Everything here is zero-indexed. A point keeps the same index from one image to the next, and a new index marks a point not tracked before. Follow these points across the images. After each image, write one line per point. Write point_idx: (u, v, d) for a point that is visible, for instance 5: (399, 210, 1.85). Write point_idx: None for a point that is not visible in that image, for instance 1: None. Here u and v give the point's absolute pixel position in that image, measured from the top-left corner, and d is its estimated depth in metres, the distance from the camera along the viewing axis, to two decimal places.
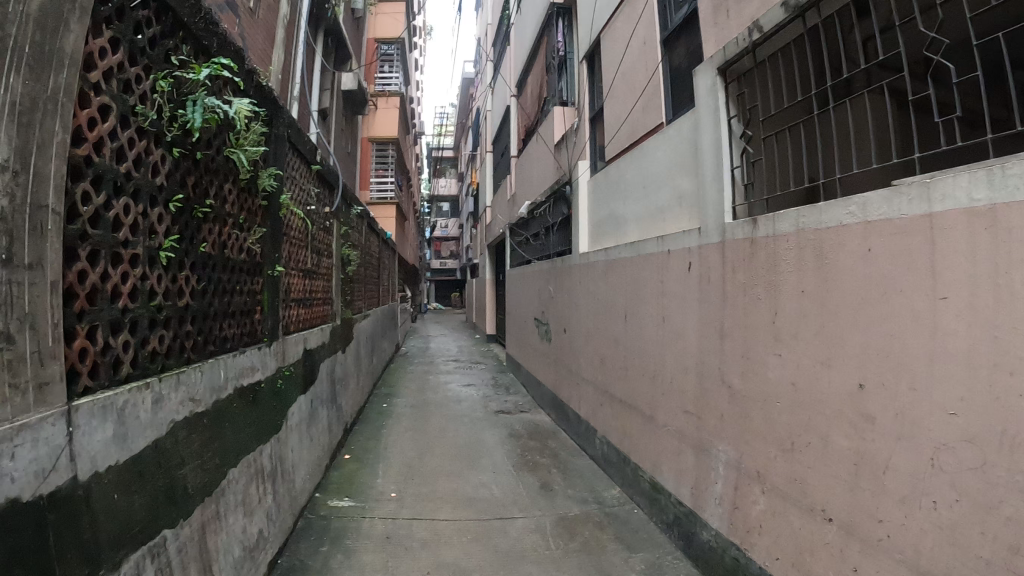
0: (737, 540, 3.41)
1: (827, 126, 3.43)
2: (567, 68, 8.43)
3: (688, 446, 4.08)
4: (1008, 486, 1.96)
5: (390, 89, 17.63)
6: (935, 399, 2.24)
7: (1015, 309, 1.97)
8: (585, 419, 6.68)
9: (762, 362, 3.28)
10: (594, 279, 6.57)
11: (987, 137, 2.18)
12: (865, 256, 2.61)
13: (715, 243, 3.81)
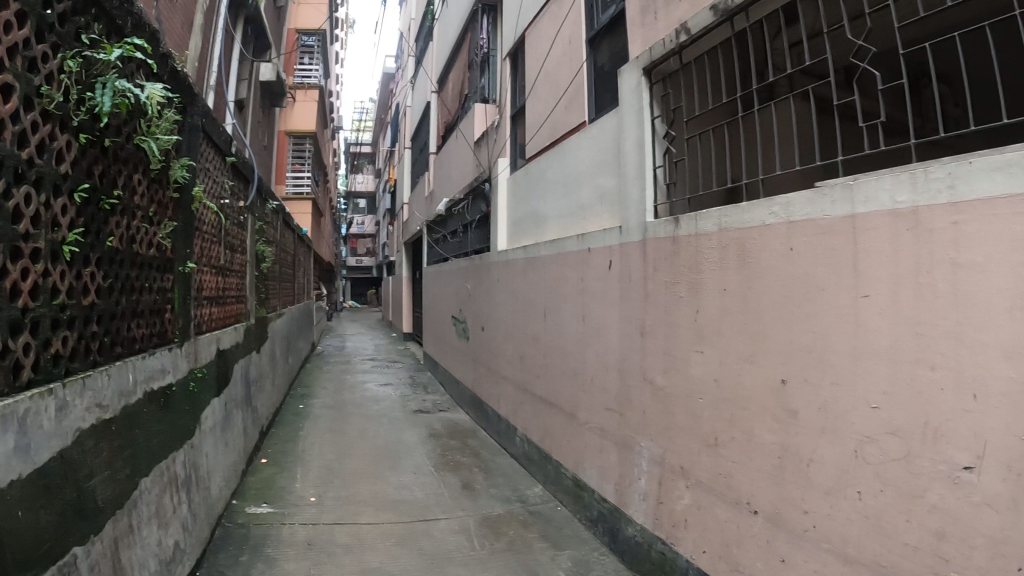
0: (663, 535, 3.46)
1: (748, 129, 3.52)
2: (490, 65, 8.39)
3: (611, 442, 4.12)
4: (932, 475, 2.05)
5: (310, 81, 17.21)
6: (858, 393, 2.32)
7: (937, 306, 2.06)
8: (505, 418, 6.68)
9: (685, 359, 3.34)
10: (513, 277, 6.58)
11: (908, 143, 2.28)
12: (788, 255, 2.68)
13: (636, 242, 3.86)
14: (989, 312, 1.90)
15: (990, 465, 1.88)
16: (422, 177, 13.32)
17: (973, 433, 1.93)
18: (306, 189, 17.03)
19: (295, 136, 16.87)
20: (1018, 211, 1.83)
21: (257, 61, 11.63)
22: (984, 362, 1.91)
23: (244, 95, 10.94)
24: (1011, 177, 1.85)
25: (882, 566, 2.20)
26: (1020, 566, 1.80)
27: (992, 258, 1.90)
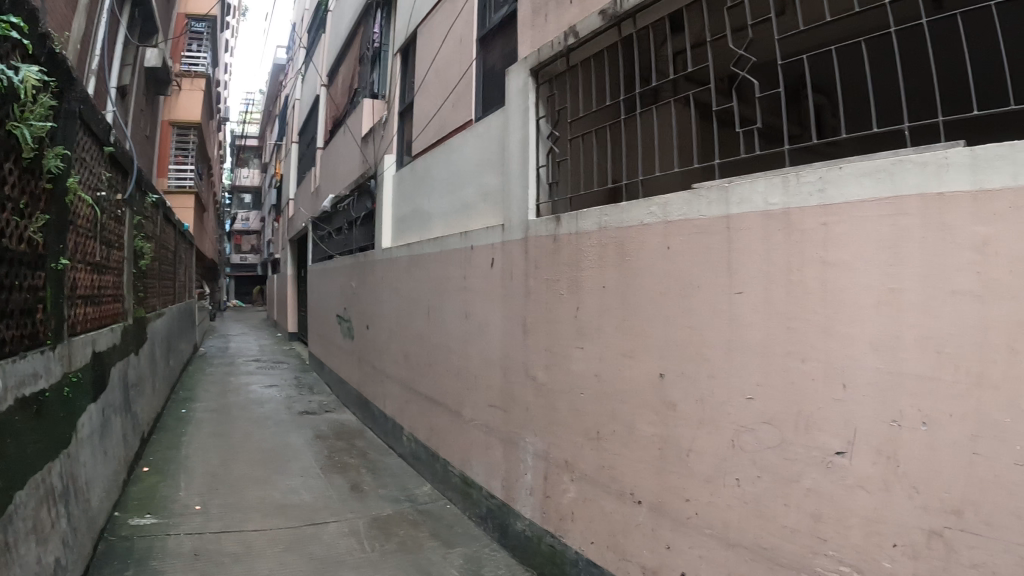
0: (551, 529, 3.50)
1: (631, 131, 3.64)
2: (379, 61, 8.26)
3: (497, 439, 4.14)
4: (806, 461, 2.18)
5: (196, 69, 16.48)
6: (733, 385, 2.44)
7: (808, 302, 2.20)
8: (391, 417, 6.61)
9: (566, 355, 3.41)
10: (398, 275, 6.51)
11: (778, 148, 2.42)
12: (665, 254, 2.79)
13: (518, 240, 3.89)
14: (857, 308, 2.05)
15: (861, 450, 2.03)
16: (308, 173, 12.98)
17: (844, 421, 2.08)
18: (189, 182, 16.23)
19: (180, 126, 16.06)
20: (884, 214, 2.00)
21: (142, 45, 11.00)
22: (852, 354, 2.06)
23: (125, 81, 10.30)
24: (879, 182, 2.01)
25: (763, 548, 2.31)
26: (893, 542, 1.95)
27: (860, 258, 2.05)
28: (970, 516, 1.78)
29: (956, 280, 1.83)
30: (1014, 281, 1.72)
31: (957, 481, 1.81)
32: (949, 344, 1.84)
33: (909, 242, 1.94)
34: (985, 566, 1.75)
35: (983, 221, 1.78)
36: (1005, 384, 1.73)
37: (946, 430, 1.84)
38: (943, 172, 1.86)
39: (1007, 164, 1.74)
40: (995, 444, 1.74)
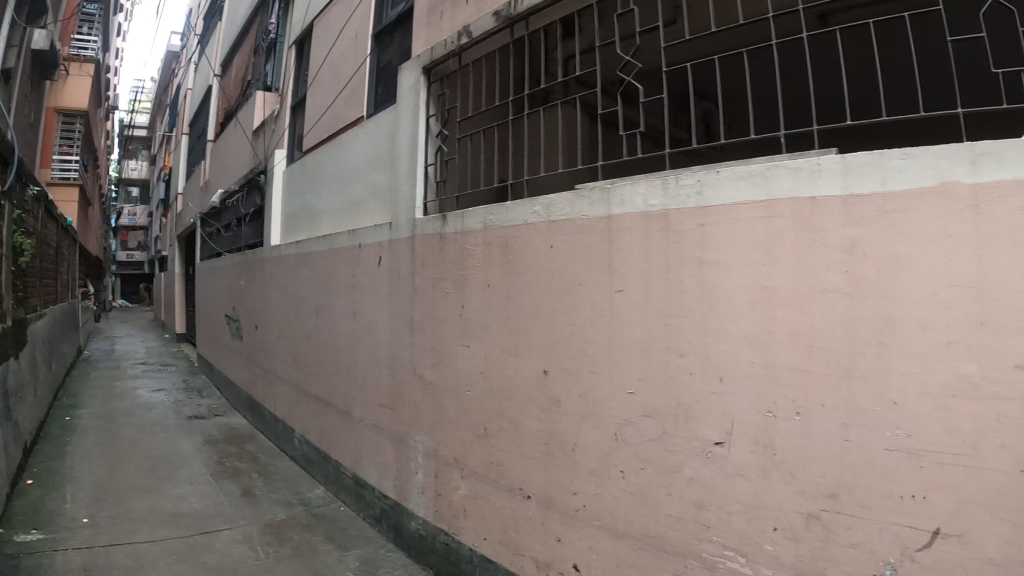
0: (445, 526, 3.49)
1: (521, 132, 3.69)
2: (274, 53, 8.02)
3: (387, 439, 4.10)
4: (688, 452, 2.28)
5: (85, 54, 15.52)
6: (615, 380, 2.53)
7: (685, 299, 2.30)
8: (281, 419, 6.44)
9: (452, 353, 3.42)
10: (286, 274, 6.34)
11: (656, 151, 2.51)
12: (548, 252, 2.84)
13: (405, 238, 3.86)
14: (732, 305, 2.17)
15: (738, 440, 2.15)
16: (197, 167, 12.46)
17: (721, 412, 2.19)
18: (73, 174, 15.24)
19: (66, 114, 15.01)
20: (759, 216, 2.12)
21: (27, 26, 10.25)
22: (729, 349, 2.18)
23: (8, 64, 9.56)
24: (754, 185, 2.13)
25: (648, 537, 2.39)
26: (773, 526, 2.07)
27: (735, 257, 2.17)
28: (845, 499, 1.93)
29: (827, 278, 1.97)
30: (881, 280, 1.88)
31: (831, 467, 1.95)
32: (820, 339, 1.98)
33: (783, 243, 2.06)
34: (862, 545, 1.90)
35: (853, 224, 1.93)
36: (874, 375, 1.89)
37: (819, 418, 1.98)
38: (815, 177, 2.01)
39: (876, 171, 1.91)
40: (866, 431, 1.90)
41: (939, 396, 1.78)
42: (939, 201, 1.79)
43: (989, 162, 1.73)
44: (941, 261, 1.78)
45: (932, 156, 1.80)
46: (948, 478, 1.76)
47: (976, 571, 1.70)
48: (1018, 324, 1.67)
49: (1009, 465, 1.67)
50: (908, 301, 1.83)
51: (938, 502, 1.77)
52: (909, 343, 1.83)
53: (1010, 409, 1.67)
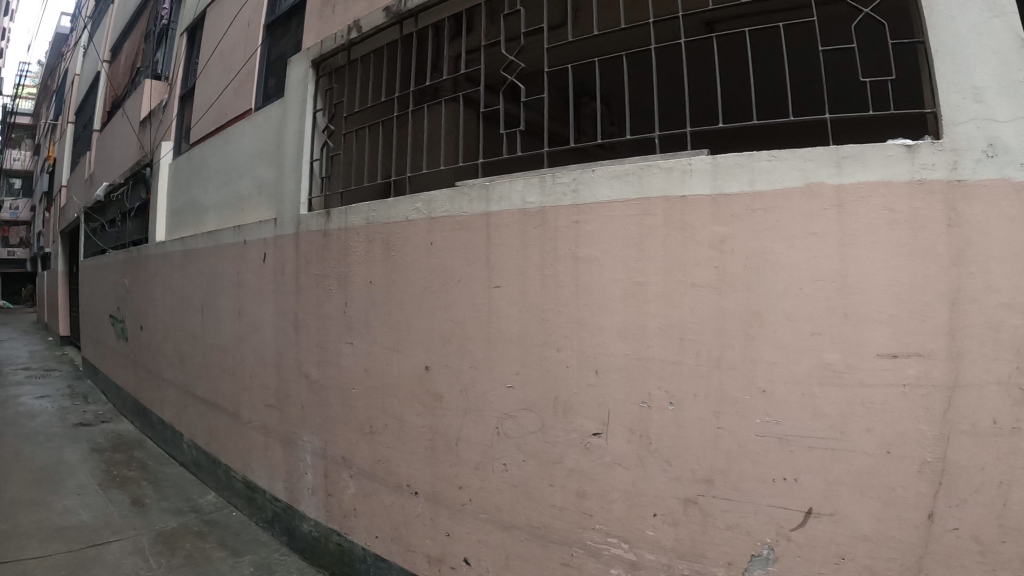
0: (337, 526, 3.39)
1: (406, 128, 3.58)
2: (167, 39, 7.66)
3: (276, 440, 4.00)
4: (566, 443, 2.32)
5: None
6: (494, 374, 2.54)
7: (561, 294, 2.35)
8: (171, 423, 6.16)
9: (336, 350, 3.30)
10: (172, 272, 6.05)
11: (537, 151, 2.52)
12: (428, 249, 2.81)
13: (290, 234, 3.74)
14: (603, 300, 2.24)
15: (614, 431, 2.21)
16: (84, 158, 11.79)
17: (597, 403, 2.25)
18: None
19: None
20: (631, 213, 2.19)
21: None
22: (602, 343, 2.24)
23: None
24: (627, 184, 2.20)
25: (535, 528, 2.41)
26: (653, 512, 2.13)
27: (606, 254, 2.24)
28: (720, 484, 2.02)
29: (696, 274, 2.06)
30: (749, 275, 1.99)
31: (705, 454, 2.05)
32: (691, 332, 2.07)
33: (653, 239, 2.14)
34: (738, 527, 2.00)
35: (722, 222, 2.03)
36: (743, 365, 2.00)
37: (691, 407, 2.07)
38: (687, 177, 2.09)
39: (743, 172, 2.01)
40: (736, 418, 2.00)
41: (806, 383, 1.91)
42: (805, 200, 1.92)
43: (854, 166, 1.89)
44: (806, 257, 1.92)
45: (799, 159, 1.94)
46: (818, 461, 1.90)
47: (849, 546, 1.87)
48: (879, 316, 1.84)
49: (874, 448, 1.85)
50: (774, 296, 1.96)
51: (809, 484, 1.91)
52: (775, 334, 1.95)
53: (875, 395, 1.84)
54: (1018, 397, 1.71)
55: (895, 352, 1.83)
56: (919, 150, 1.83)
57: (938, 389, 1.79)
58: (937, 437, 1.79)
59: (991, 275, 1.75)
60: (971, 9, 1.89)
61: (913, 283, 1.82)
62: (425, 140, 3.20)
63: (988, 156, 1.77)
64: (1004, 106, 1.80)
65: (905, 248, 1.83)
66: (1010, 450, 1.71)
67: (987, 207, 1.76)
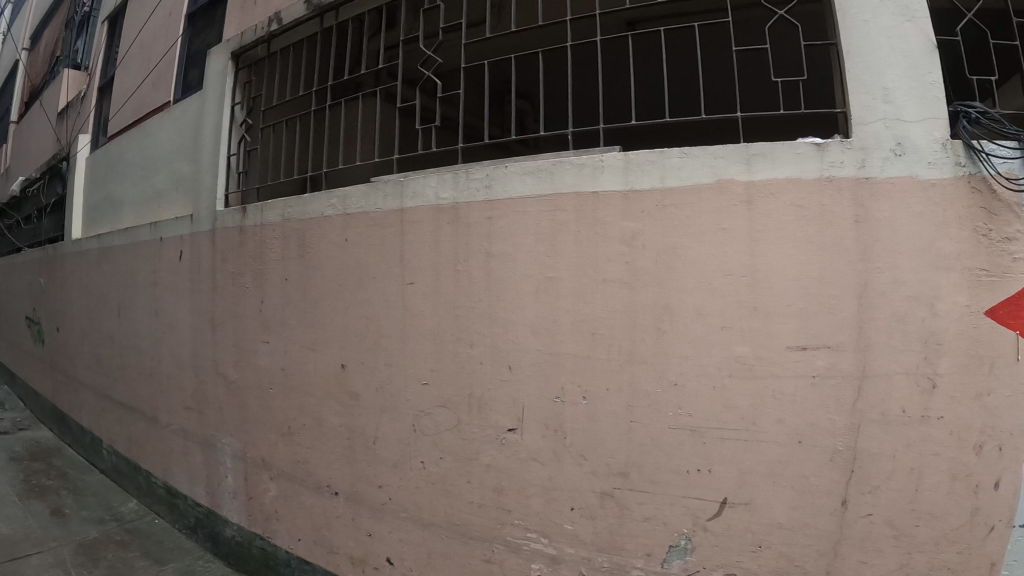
0: (259, 530, 3.30)
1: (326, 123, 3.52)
2: (87, 28, 7.37)
3: (195, 444, 3.87)
4: (481, 440, 2.30)
5: None
6: (409, 371, 2.49)
7: (474, 292, 2.32)
8: (89, 429, 5.90)
9: (253, 350, 3.21)
10: (87, 271, 5.81)
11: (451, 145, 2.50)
12: (343, 245, 2.74)
13: (206, 231, 3.61)
14: (516, 295, 2.23)
15: (529, 426, 2.20)
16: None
17: (511, 399, 2.24)
18: None
19: None
20: (543, 209, 2.19)
21: None
22: (515, 338, 2.23)
23: None
24: (540, 180, 2.20)
25: (454, 525, 2.38)
26: (570, 506, 2.14)
27: (519, 249, 2.22)
28: (635, 477, 2.05)
29: (607, 269, 2.08)
30: (659, 270, 2.01)
31: (620, 447, 2.07)
32: (602, 326, 2.08)
33: (565, 235, 2.14)
34: (655, 518, 2.02)
35: (633, 218, 2.04)
36: (654, 359, 2.02)
37: (603, 402, 2.08)
38: (598, 173, 2.10)
39: (655, 169, 2.03)
40: (649, 412, 2.02)
41: (716, 375, 1.95)
42: (715, 196, 1.96)
43: (763, 162, 1.93)
44: (717, 253, 1.95)
45: (709, 156, 1.97)
46: (730, 452, 1.94)
47: (764, 534, 1.93)
48: (787, 309, 1.90)
49: (786, 438, 1.90)
50: (684, 290, 1.98)
51: (722, 474, 1.95)
52: (685, 328, 1.98)
53: (784, 386, 1.90)
54: (926, 386, 1.84)
55: (803, 344, 1.89)
56: (828, 149, 1.90)
57: (846, 379, 1.87)
58: (847, 426, 1.87)
59: (897, 269, 1.86)
60: (882, 14, 1.99)
61: (820, 278, 1.88)
62: (345, 134, 3.14)
63: (896, 154, 1.89)
64: (912, 106, 1.92)
65: (812, 244, 1.89)
66: (916, 437, 1.84)
67: (894, 203, 1.87)
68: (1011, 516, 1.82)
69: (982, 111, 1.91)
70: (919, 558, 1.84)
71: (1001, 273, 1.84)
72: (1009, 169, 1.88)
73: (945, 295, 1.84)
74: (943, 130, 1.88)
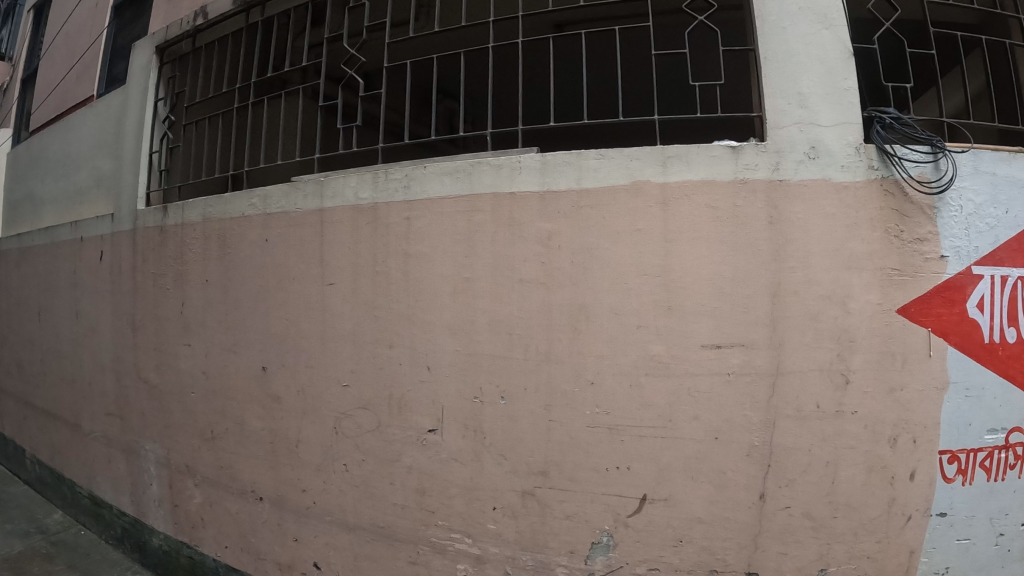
0: (186, 538, 3.20)
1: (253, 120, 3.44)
2: (12, 17, 7.08)
3: (118, 451, 3.75)
4: (403, 441, 2.28)
5: None
6: (330, 373, 2.46)
7: (392, 292, 2.30)
8: (12, 438, 5.64)
9: (174, 353, 3.13)
10: (6, 271, 5.56)
11: (374, 144, 2.47)
12: (264, 246, 2.69)
13: (126, 230, 3.49)
14: (434, 297, 2.22)
15: (449, 426, 2.20)
16: None
17: (431, 400, 2.23)
18: None
19: None
20: (460, 210, 2.18)
21: None
22: (433, 339, 2.22)
23: None
24: (458, 181, 2.19)
25: (379, 527, 2.35)
26: (493, 506, 2.14)
27: (438, 250, 2.21)
28: (555, 475, 2.06)
29: (523, 270, 2.09)
30: (574, 271, 2.03)
31: (539, 446, 2.08)
32: (518, 327, 2.09)
33: (481, 236, 2.15)
34: (577, 516, 2.05)
35: (549, 218, 2.06)
36: (570, 358, 2.04)
37: (521, 402, 2.09)
38: (515, 174, 2.10)
39: (572, 170, 2.05)
40: (566, 410, 2.04)
41: (632, 374, 1.98)
42: (630, 198, 1.99)
43: (678, 164, 1.96)
44: (632, 253, 1.98)
45: (625, 158, 2.00)
46: (648, 448, 1.97)
47: (685, 529, 1.96)
48: (701, 308, 1.94)
49: (702, 434, 1.94)
50: (599, 290, 2.01)
51: (641, 471, 1.98)
52: (601, 328, 2.01)
53: (699, 384, 1.94)
54: (840, 382, 1.91)
55: (717, 343, 1.93)
56: (743, 152, 1.94)
57: (760, 376, 1.92)
58: (762, 422, 1.92)
59: (810, 269, 1.92)
60: (802, 21, 2.05)
61: (734, 277, 1.93)
62: (268, 132, 3.08)
63: (809, 158, 1.95)
64: (826, 111, 1.99)
65: (726, 244, 1.94)
66: (830, 431, 1.91)
67: (807, 205, 1.92)
68: (927, 506, 1.94)
69: (896, 117, 2.00)
70: (839, 548, 1.93)
71: (912, 273, 1.93)
72: (921, 173, 1.98)
73: (856, 294, 1.91)
74: (856, 134, 1.96)
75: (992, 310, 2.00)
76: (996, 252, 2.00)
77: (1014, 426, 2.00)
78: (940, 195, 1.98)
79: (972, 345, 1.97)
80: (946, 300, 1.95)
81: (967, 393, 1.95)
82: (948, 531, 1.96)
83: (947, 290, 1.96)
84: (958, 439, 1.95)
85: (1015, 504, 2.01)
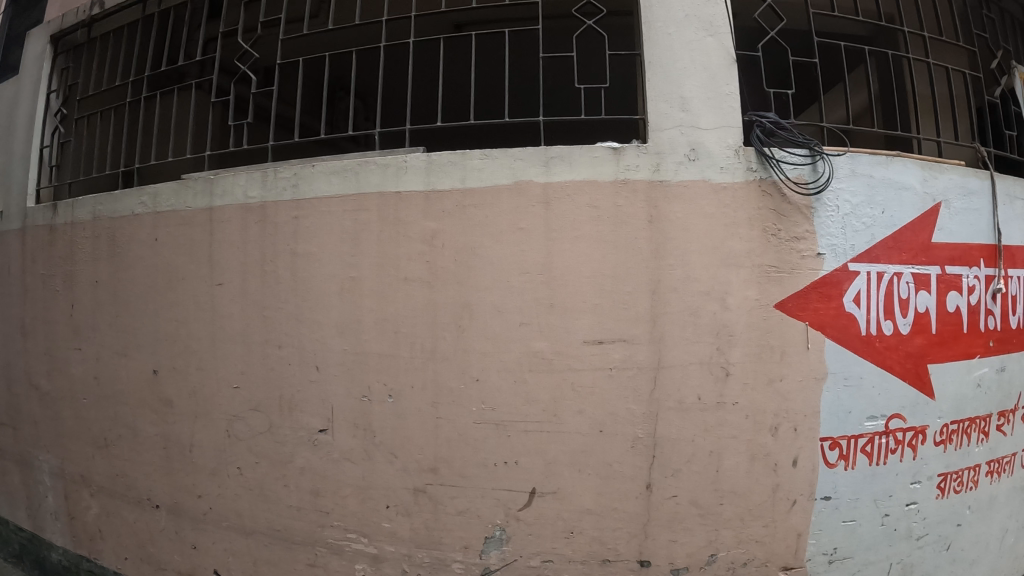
0: (84, 552, 3.07)
1: (149, 116, 3.36)
2: None
3: (11, 463, 3.56)
4: (294, 441, 2.27)
5: None
6: (220, 375, 2.42)
7: (280, 292, 2.29)
8: None
9: (64, 357, 3.02)
10: None
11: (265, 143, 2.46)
12: (153, 245, 2.63)
13: (15, 229, 3.36)
14: (322, 296, 2.22)
15: (340, 426, 2.20)
16: None
17: (320, 400, 2.22)
18: None
19: None
20: (346, 209, 2.19)
21: None
22: (321, 338, 2.22)
23: None
24: (345, 180, 2.20)
25: (276, 531, 2.33)
26: (386, 504, 2.16)
27: (325, 249, 2.21)
28: (445, 471, 2.09)
29: (409, 269, 2.11)
30: (458, 269, 2.07)
31: (428, 443, 2.10)
32: (405, 325, 2.11)
33: (368, 235, 2.16)
34: (469, 511, 2.08)
35: (433, 218, 2.09)
36: (455, 355, 2.07)
37: (410, 399, 2.11)
38: (401, 174, 2.13)
39: (457, 170, 2.09)
40: (453, 407, 2.07)
41: (516, 370, 2.02)
42: (513, 197, 2.04)
43: (560, 165, 2.02)
44: (515, 251, 2.03)
45: (509, 159, 2.05)
46: (535, 443, 2.02)
47: (576, 520, 2.02)
48: (583, 305, 2.00)
49: (587, 427, 2.00)
50: (483, 288, 2.05)
51: (529, 465, 2.03)
52: (485, 325, 2.05)
53: (582, 378, 2.00)
54: (720, 374, 2.00)
55: (599, 338, 2.00)
56: (624, 153, 2.01)
57: (641, 370, 1.99)
58: (645, 414, 1.99)
59: (688, 266, 2.00)
60: (685, 28, 2.13)
61: (614, 275, 2.00)
62: (161, 127, 3.01)
63: (689, 159, 2.03)
64: (705, 115, 2.07)
65: (606, 242, 2.00)
66: (711, 421, 1.99)
67: (685, 205, 2.01)
68: (810, 490, 2.04)
69: (773, 122, 2.09)
70: (727, 533, 2.02)
71: (789, 270, 2.03)
72: (799, 175, 2.07)
73: (734, 290, 2.01)
74: (734, 137, 2.05)
75: (869, 304, 2.10)
76: (872, 250, 2.10)
77: (893, 413, 2.12)
78: (817, 196, 2.07)
79: (849, 337, 2.07)
80: (823, 295, 2.05)
81: (845, 382, 2.05)
82: (834, 514, 2.06)
83: (824, 286, 2.05)
84: (839, 427, 2.05)
85: (898, 486, 2.14)
